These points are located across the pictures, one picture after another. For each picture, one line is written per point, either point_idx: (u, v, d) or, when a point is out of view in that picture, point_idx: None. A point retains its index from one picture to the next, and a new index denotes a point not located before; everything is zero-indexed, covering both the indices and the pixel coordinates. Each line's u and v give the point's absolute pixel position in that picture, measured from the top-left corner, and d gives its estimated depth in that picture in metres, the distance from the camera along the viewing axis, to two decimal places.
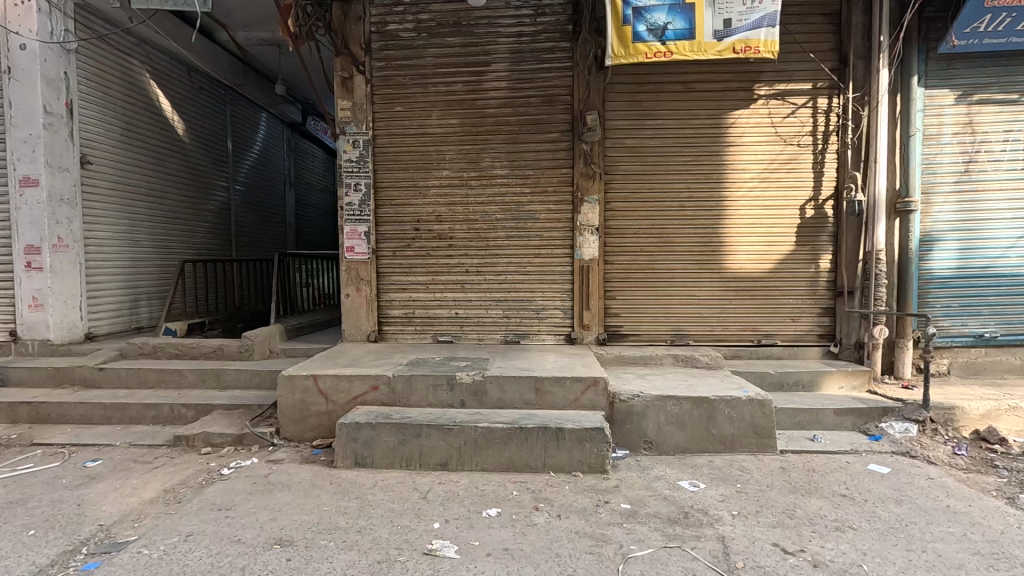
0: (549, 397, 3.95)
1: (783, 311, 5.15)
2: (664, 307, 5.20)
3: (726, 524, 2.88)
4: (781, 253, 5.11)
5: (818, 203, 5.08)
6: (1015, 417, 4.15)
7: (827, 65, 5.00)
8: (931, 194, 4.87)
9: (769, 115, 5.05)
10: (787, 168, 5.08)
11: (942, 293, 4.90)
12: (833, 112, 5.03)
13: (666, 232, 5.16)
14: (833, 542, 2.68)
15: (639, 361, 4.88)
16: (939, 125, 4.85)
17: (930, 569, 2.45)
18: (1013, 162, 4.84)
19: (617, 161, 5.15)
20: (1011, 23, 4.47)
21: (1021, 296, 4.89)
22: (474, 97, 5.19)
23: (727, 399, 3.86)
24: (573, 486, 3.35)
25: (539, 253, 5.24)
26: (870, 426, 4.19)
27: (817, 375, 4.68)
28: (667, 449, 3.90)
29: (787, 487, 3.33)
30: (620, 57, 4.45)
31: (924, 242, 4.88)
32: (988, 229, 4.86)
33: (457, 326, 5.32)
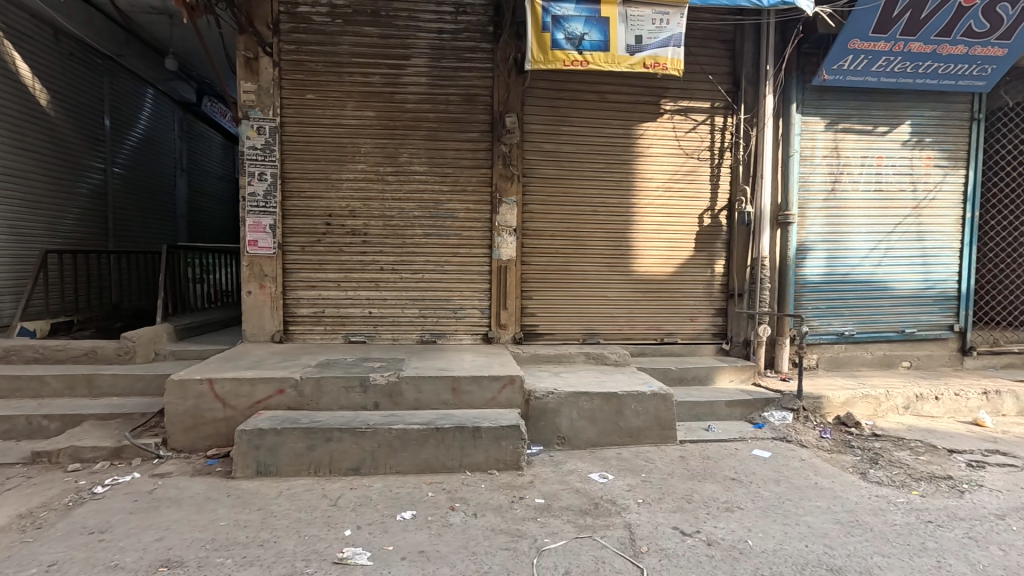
0: (466, 397, 3.94)
1: (683, 311, 5.56)
2: (578, 307, 5.40)
3: (632, 512, 3.06)
4: (682, 258, 5.53)
5: (714, 212, 5.56)
6: (867, 403, 4.82)
7: (723, 87, 5.48)
8: (805, 209, 5.52)
9: (673, 129, 5.44)
10: (689, 179, 5.50)
11: (813, 296, 5.58)
12: (728, 130, 5.53)
13: (580, 235, 5.36)
14: (725, 522, 2.95)
15: (553, 359, 5.01)
16: (812, 148, 5.51)
17: (802, 540, 2.77)
18: (868, 184, 5.61)
19: (534, 164, 5.27)
20: (868, 64, 5.19)
21: (873, 299, 5.68)
22: (392, 90, 5.05)
23: (634, 394, 4.10)
24: (489, 484, 3.38)
25: (457, 252, 5.22)
26: (754, 415, 4.66)
27: (711, 370, 5.10)
28: (579, 444, 4.05)
29: (685, 474, 3.60)
30: (539, 63, 4.54)
31: (799, 251, 5.52)
32: (848, 242, 5.60)
33: (370, 326, 5.14)
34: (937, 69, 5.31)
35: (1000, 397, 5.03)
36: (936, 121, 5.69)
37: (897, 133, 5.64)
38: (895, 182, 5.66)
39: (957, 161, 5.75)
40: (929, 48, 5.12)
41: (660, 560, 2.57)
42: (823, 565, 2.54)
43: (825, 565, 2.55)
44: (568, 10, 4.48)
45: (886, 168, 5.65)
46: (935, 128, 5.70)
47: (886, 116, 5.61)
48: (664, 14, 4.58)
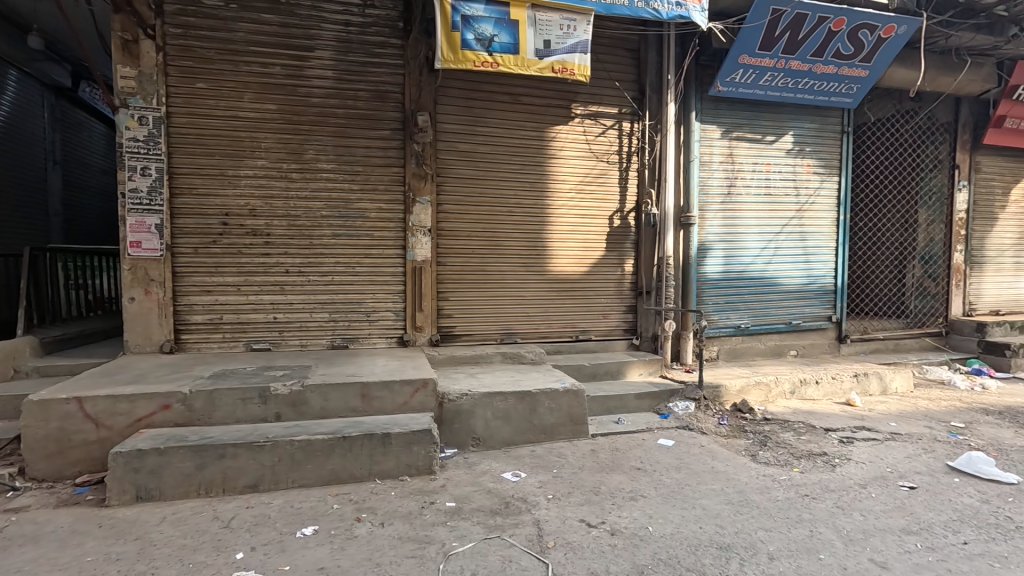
0: (377, 402, 3.82)
1: (596, 308, 5.75)
2: (495, 307, 5.42)
3: (541, 508, 3.10)
4: (595, 258, 5.71)
5: (623, 214, 5.80)
6: (759, 390, 5.24)
7: (629, 94, 5.74)
8: (705, 212, 5.90)
9: (584, 133, 5.61)
10: (599, 181, 5.70)
11: (713, 292, 5.98)
12: (634, 135, 5.80)
13: (496, 236, 5.38)
14: (628, 511, 3.07)
15: (469, 360, 4.98)
16: (710, 154, 5.90)
17: (697, 522, 2.95)
18: (759, 189, 6.12)
19: (448, 164, 5.21)
20: (756, 78, 5.65)
21: (764, 294, 6.20)
22: (295, 82, 4.78)
23: (547, 391, 4.18)
24: (399, 491, 3.29)
25: (369, 253, 5.05)
26: (661, 406, 4.92)
27: (622, 365, 5.32)
28: (493, 444, 4.06)
29: (595, 467, 3.72)
30: (450, 62, 4.50)
31: (700, 250, 5.89)
32: (742, 242, 6.07)
33: (275, 332, 4.84)
34: (814, 86, 5.90)
35: (867, 379, 5.67)
36: (814, 132, 6.31)
37: (782, 143, 6.19)
38: (781, 187, 6.20)
39: (831, 169, 6.42)
40: (806, 66, 5.66)
41: (565, 554, 2.62)
42: (714, 544, 2.71)
43: (716, 544, 2.73)
44: (477, 11, 4.47)
45: (773, 175, 6.18)
46: (813, 139, 6.32)
47: (773, 126, 6.14)
48: (571, 20, 4.71)
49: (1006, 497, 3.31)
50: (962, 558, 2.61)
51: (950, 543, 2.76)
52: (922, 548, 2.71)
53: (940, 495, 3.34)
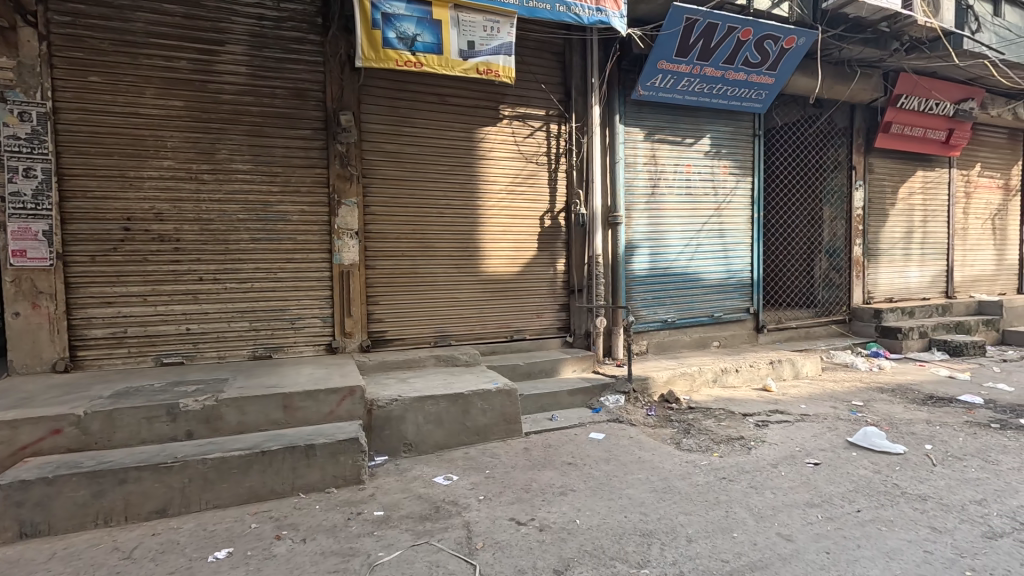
0: (300, 413, 3.66)
1: (530, 307, 5.81)
2: (428, 310, 5.34)
3: (472, 510, 3.09)
4: (527, 258, 5.77)
5: (554, 214, 5.90)
6: (685, 380, 5.49)
7: (555, 96, 5.85)
8: (631, 211, 6.12)
9: (512, 134, 5.66)
10: (529, 182, 5.77)
11: (641, 288, 6.21)
12: (562, 137, 5.92)
13: (427, 238, 5.31)
14: (557, 506, 3.12)
15: (401, 365, 4.89)
16: (635, 156, 6.13)
17: (623, 511, 3.05)
18: (681, 189, 6.42)
19: (375, 164, 5.09)
20: (674, 83, 5.93)
21: (688, 289, 6.51)
22: (204, 78, 4.50)
23: (479, 393, 4.17)
24: (324, 504, 3.17)
25: (292, 258, 4.83)
26: (593, 401, 5.05)
27: (556, 363, 5.40)
28: (426, 448, 4.00)
29: (527, 465, 3.76)
30: (371, 60, 4.39)
31: (628, 248, 6.10)
32: (667, 240, 6.35)
33: (188, 344, 4.53)
34: (726, 91, 6.26)
35: (781, 365, 6.08)
36: (729, 135, 6.70)
37: (700, 145, 6.52)
38: (701, 187, 6.54)
39: (745, 170, 6.84)
40: (719, 73, 6.01)
41: (494, 553, 2.62)
42: (637, 531, 2.81)
43: (639, 531, 2.82)
44: (399, 9, 4.40)
45: (694, 175, 6.50)
46: (728, 142, 6.71)
47: (691, 129, 6.46)
48: (495, 22, 4.74)
49: (895, 467, 3.65)
50: (855, 525, 2.86)
51: (846, 511, 3.01)
52: (822, 518, 2.94)
53: (840, 469, 3.63)
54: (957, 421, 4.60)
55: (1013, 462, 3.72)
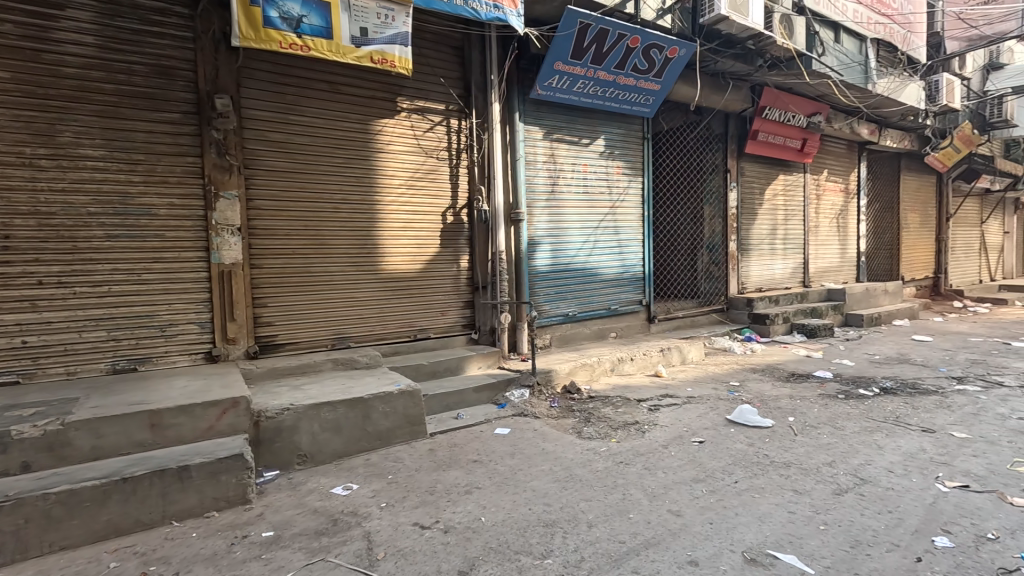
0: (172, 431, 3.26)
1: (434, 306, 5.70)
2: (323, 311, 5.02)
3: (373, 519, 2.94)
4: (429, 255, 5.65)
5: (456, 210, 5.83)
6: (586, 370, 5.71)
7: (455, 91, 5.79)
8: (532, 208, 6.24)
9: (411, 128, 5.49)
10: (430, 178, 5.64)
11: (544, 283, 6.36)
12: (462, 132, 5.87)
13: (321, 234, 4.99)
14: (462, 505, 3.08)
15: (294, 371, 4.54)
16: (534, 154, 6.25)
17: (527, 504, 3.08)
18: (579, 188, 6.67)
19: (259, 154, 4.67)
20: (570, 84, 6.12)
21: (588, 283, 6.80)
22: (39, 47, 3.83)
23: (380, 395, 4.00)
24: (203, 530, 2.85)
25: (160, 256, 4.29)
26: (498, 397, 5.08)
27: (461, 360, 5.34)
28: (323, 458, 3.76)
29: (432, 466, 3.68)
30: (250, 40, 4.01)
31: (530, 245, 6.22)
32: (567, 236, 6.56)
33: (26, 360, 3.84)
34: (618, 95, 6.60)
35: (670, 352, 6.56)
36: (621, 137, 7.08)
37: (595, 146, 6.82)
38: (597, 186, 6.85)
39: (636, 171, 7.27)
40: (611, 77, 6.31)
41: (396, 562, 2.52)
42: (541, 523, 2.86)
43: (542, 522, 2.87)
44: None
45: (590, 174, 6.79)
46: (620, 144, 7.09)
47: (587, 131, 6.74)
48: (389, 10, 4.56)
49: (766, 439, 4.08)
50: (733, 494, 3.15)
51: (726, 483, 3.31)
52: (705, 491, 3.21)
53: (720, 445, 3.99)
54: (812, 394, 5.28)
55: (854, 426, 4.33)
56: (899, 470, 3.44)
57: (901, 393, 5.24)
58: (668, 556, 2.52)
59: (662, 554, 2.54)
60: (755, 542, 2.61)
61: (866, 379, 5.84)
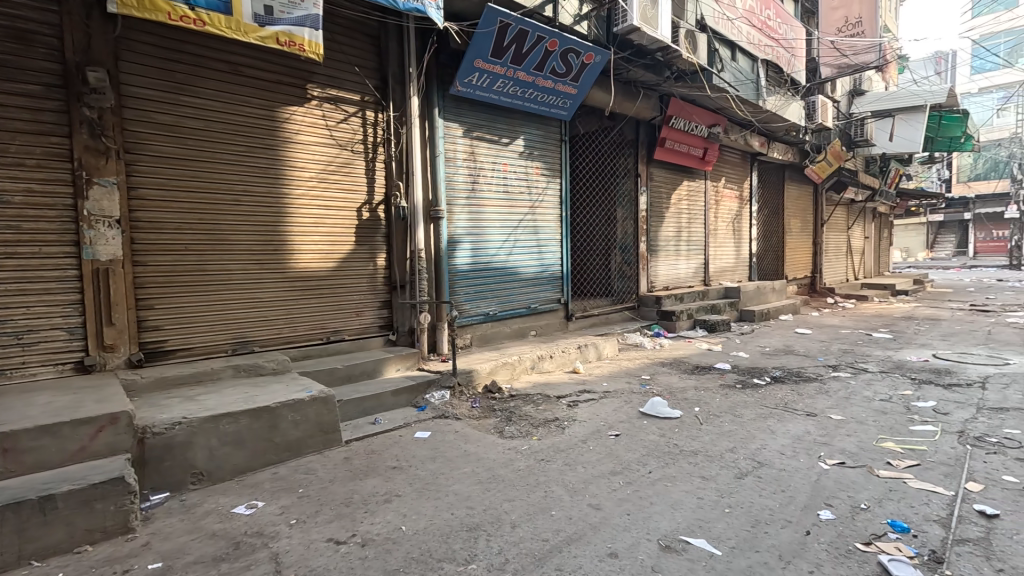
0: (32, 456, 2.79)
1: (348, 306, 5.41)
2: (222, 313, 4.58)
3: (281, 538, 2.71)
4: (343, 254, 5.35)
5: (372, 206, 5.59)
6: (506, 369, 5.72)
7: (370, 82, 5.55)
8: (452, 206, 6.14)
9: (323, 117, 5.17)
10: (344, 171, 5.35)
11: (464, 282, 6.29)
12: (379, 125, 5.64)
13: (219, 229, 4.54)
14: (381, 516, 2.93)
15: (188, 380, 4.09)
16: (454, 151, 6.16)
17: (450, 509, 3.01)
18: (498, 187, 6.67)
19: (142, 137, 4.15)
20: (490, 82, 6.10)
21: (508, 282, 6.83)
22: None
23: (289, 404, 3.72)
24: (73, 568, 2.46)
25: (16, 251, 3.67)
26: (418, 399, 4.93)
27: (378, 363, 5.13)
28: (222, 476, 3.42)
29: (347, 476, 3.47)
30: (131, 8, 3.55)
31: (450, 243, 6.12)
32: (487, 235, 6.53)
33: None
34: (537, 97, 6.69)
35: (587, 349, 6.77)
36: (539, 138, 7.19)
37: (515, 146, 6.87)
38: (517, 185, 6.90)
39: (554, 172, 7.42)
40: (530, 78, 6.37)
41: None
42: (465, 527, 2.80)
43: (466, 526, 2.81)
44: None
45: (510, 174, 6.82)
46: (539, 145, 7.20)
47: (507, 130, 6.76)
48: None
49: (675, 429, 4.32)
50: (648, 484, 3.29)
51: (641, 473, 3.47)
52: (623, 483, 3.33)
53: (635, 437, 4.17)
54: (714, 385, 5.70)
55: (751, 413, 4.73)
56: (789, 452, 3.79)
57: (788, 382, 5.82)
58: (590, 550, 2.57)
59: (584, 549, 2.58)
60: (668, 529, 2.74)
61: (759, 369, 6.42)
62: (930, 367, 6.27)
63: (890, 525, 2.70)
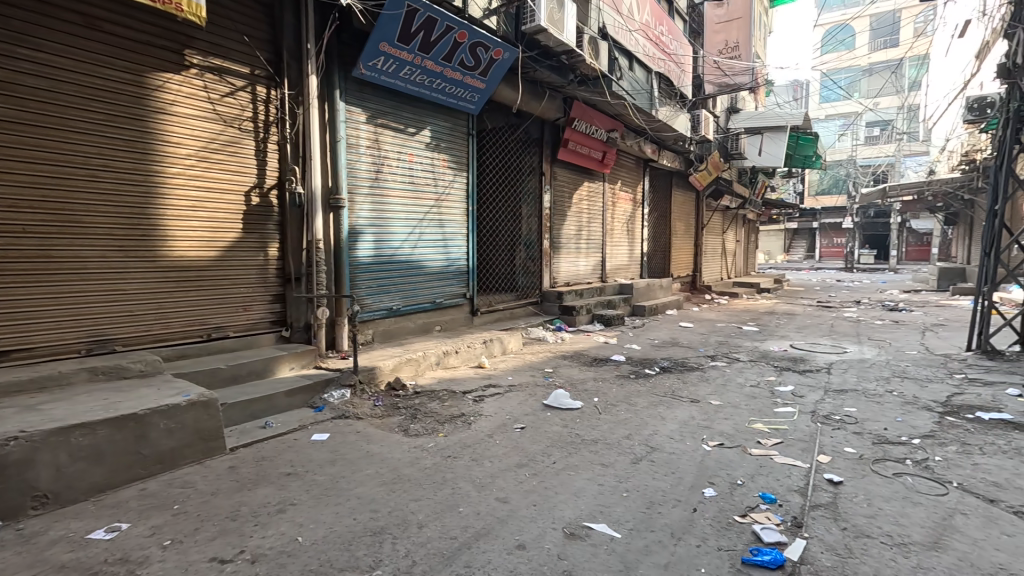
0: None
1: (234, 300, 4.91)
2: (73, 307, 3.92)
3: (152, 563, 2.38)
4: (227, 242, 4.84)
5: (263, 191, 5.11)
6: (411, 366, 5.57)
7: (262, 55, 5.09)
8: (354, 195, 5.83)
9: (205, 89, 4.63)
10: (229, 151, 4.83)
11: (366, 276, 6.01)
12: (272, 103, 5.18)
13: (70, 209, 3.87)
14: (274, 528, 2.70)
15: (27, 386, 3.46)
16: (357, 137, 5.84)
17: (352, 514, 2.85)
18: (404, 177, 6.46)
19: None
20: (396, 68, 5.87)
21: (413, 276, 6.65)
22: None
23: (162, 410, 3.30)
24: None
25: None
26: (315, 399, 4.64)
27: (269, 362, 4.73)
28: (74, 497, 2.93)
29: (234, 487, 3.16)
30: None
31: (351, 234, 5.81)
32: (391, 227, 6.30)
33: None
34: (444, 88, 6.57)
35: (492, 343, 6.82)
36: (446, 131, 7.07)
37: (421, 136, 6.69)
38: (423, 177, 6.73)
39: (461, 166, 7.35)
40: (437, 68, 6.22)
41: None
42: (368, 532, 2.67)
43: (369, 531, 2.69)
44: None
45: (416, 165, 6.63)
46: (446, 137, 7.09)
47: (412, 120, 6.57)
48: None
49: (577, 420, 4.50)
50: (552, 474, 3.40)
51: (546, 464, 3.56)
52: (528, 475, 3.39)
53: (539, 429, 4.28)
54: (611, 376, 6.05)
55: (643, 401, 5.08)
56: (677, 436, 4.12)
57: (674, 371, 6.35)
58: (498, 544, 2.58)
59: (492, 544, 2.58)
60: (573, 517, 2.84)
61: (649, 360, 6.93)
62: (788, 356, 7.20)
63: (761, 498, 3.04)
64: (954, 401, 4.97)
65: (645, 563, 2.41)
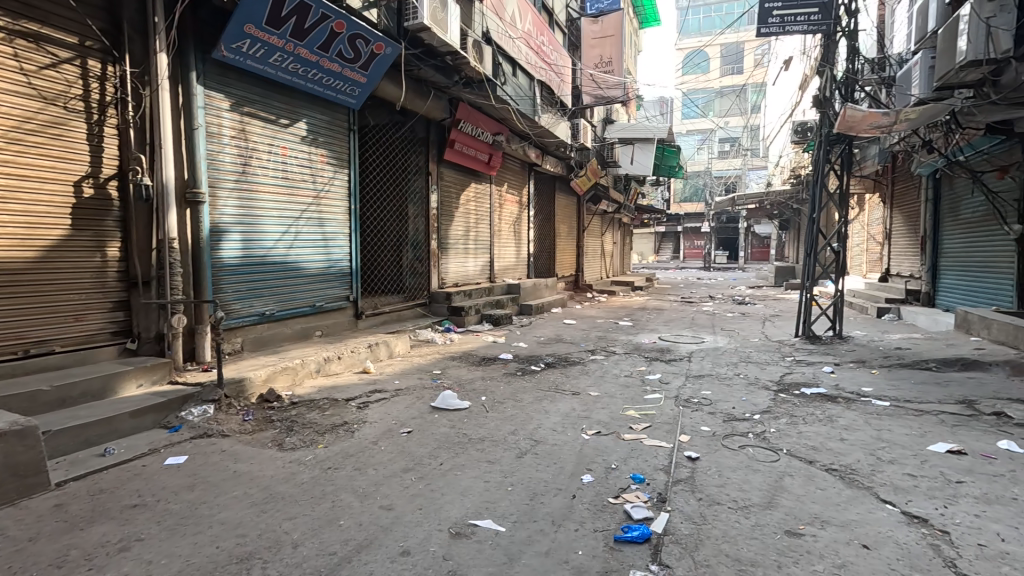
0: None
1: (62, 309, 4.17)
2: None
3: None
4: (51, 240, 4.09)
5: (99, 181, 4.41)
6: (286, 375, 5.18)
7: (95, 24, 4.39)
8: (216, 189, 5.28)
9: (16, 58, 3.88)
10: (52, 133, 4.09)
11: (232, 279, 5.47)
12: (110, 80, 4.49)
13: None
14: (114, 570, 2.35)
15: None
16: (218, 126, 5.30)
17: (214, 542, 2.58)
18: (276, 172, 5.99)
19: None
20: (263, 54, 5.41)
21: (289, 279, 6.19)
22: None
23: None
24: None
25: None
26: (170, 419, 4.11)
27: (109, 380, 4.09)
28: None
29: (61, 528, 2.68)
30: None
31: (213, 233, 5.25)
32: (262, 225, 5.81)
33: None
34: (320, 79, 6.20)
35: (377, 347, 6.58)
36: (323, 124, 6.69)
37: (295, 129, 6.26)
38: (298, 172, 6.30)
39: (341, 162, 6.99)
40: (312, 57, 5.84)
41: None
42: (234, 559, 2.43)
43: (235, 558, 2.45)
44: None
45: (290, 159, 6.18)
46: (324, 132, 6.70)
47: (284, 110, 6.11)
48: None
49: (464, 419, 4.53)
50: (438, 476, 3.38)
51: (433, 466, 3.53)
52: (414, 479, 3.33)
53: (426, 431, 4.22)
54: (499, 374, 6.17)
55: (529, 397, 5.25)
56: (559, 428, 4.32)
57: (558, 366, 6.66)
58: (380, 553, 2.50)
59: (375, 554, 2.50)
60: (459, 516, 2.85)
61: (535, 356, 7.19)
62: (657, 347, 7.93)
63: (632, 479, 3.30)
64: (785, 380, 5.84)
65: (527, 553, 2.49)
